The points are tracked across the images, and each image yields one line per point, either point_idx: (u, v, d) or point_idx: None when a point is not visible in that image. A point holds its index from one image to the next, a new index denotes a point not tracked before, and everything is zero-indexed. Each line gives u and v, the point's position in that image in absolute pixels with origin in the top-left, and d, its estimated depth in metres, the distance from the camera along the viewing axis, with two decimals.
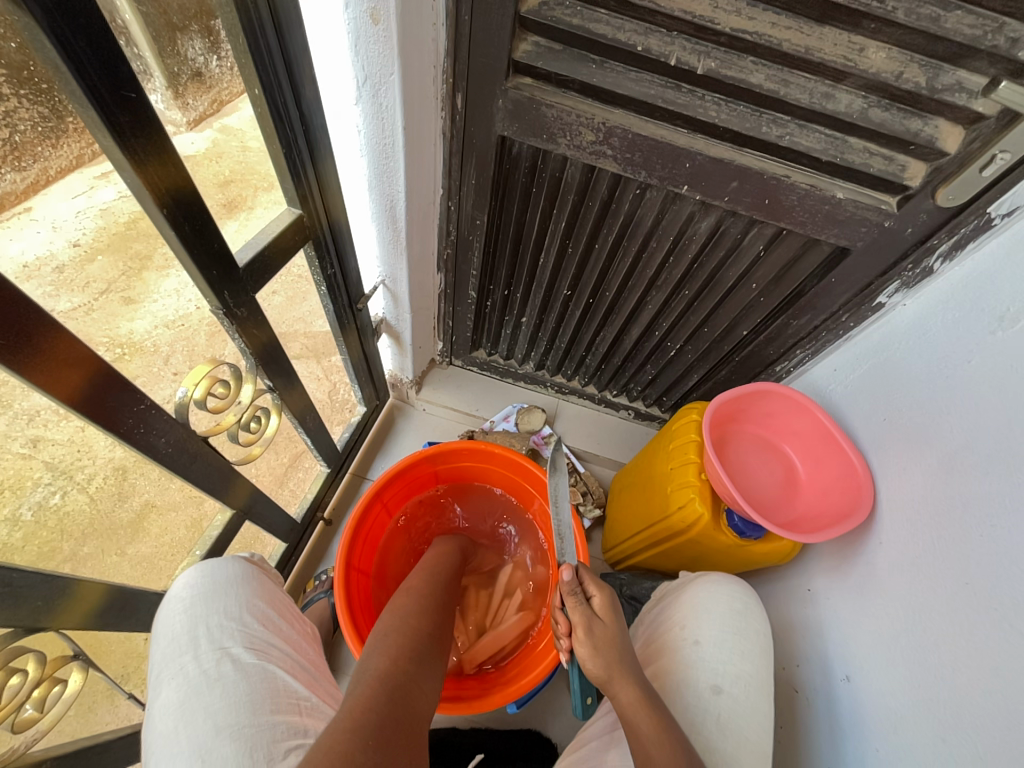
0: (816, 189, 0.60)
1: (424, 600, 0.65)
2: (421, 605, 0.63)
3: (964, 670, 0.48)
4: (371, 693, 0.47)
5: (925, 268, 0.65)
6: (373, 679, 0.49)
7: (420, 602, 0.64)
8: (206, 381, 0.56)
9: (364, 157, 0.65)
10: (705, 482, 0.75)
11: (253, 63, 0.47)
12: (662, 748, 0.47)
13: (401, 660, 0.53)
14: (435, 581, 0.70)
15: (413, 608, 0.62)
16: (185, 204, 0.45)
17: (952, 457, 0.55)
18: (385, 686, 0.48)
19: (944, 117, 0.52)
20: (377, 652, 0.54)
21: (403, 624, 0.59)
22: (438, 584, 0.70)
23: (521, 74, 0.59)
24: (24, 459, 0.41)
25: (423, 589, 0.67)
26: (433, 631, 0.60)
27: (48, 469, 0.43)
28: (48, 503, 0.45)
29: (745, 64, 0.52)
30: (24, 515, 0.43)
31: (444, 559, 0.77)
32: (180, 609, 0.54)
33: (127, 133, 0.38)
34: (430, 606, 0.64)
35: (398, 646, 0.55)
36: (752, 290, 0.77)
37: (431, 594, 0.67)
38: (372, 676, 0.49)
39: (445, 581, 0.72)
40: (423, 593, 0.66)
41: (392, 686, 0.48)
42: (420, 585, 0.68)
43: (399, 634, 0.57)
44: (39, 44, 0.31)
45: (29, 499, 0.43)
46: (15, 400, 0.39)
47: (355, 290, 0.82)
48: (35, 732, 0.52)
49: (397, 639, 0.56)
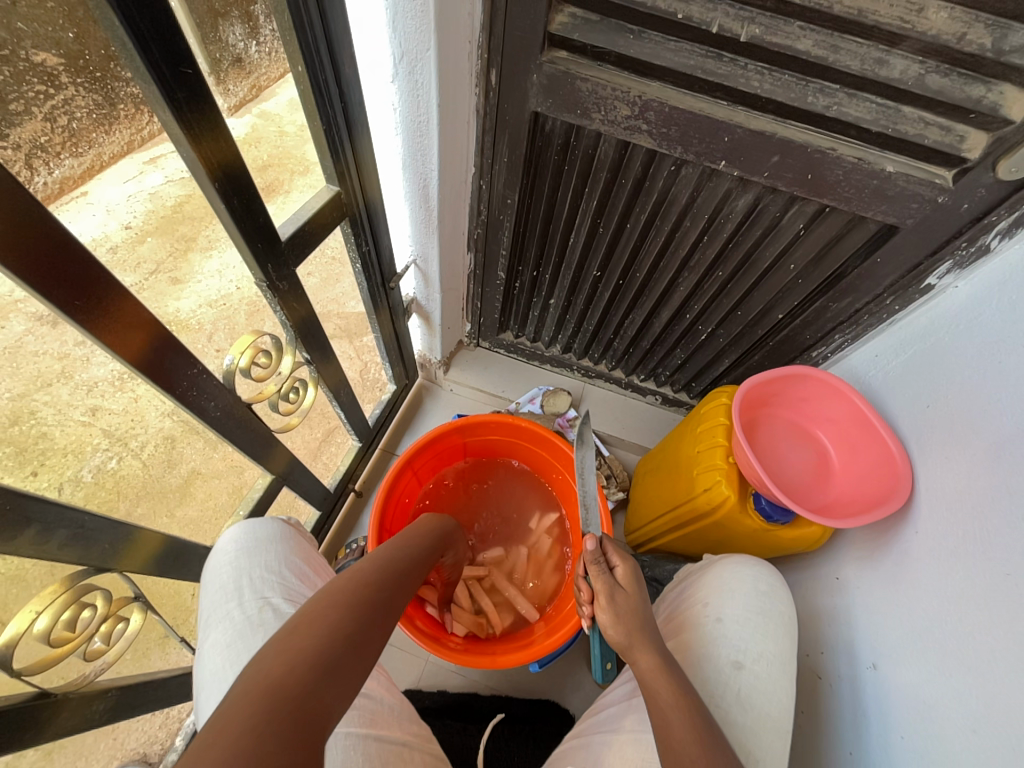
0: (863, 162, 0.57)
1: (370, 584, 0.49)
2: (361, 590, 0.47)
3: (1002, 662, 0.46)
4: (228, 730, 0.32)
5: (981, 246, 0.62)
6: (242, 703, 0.34)
7: (361, 578, 0.49)
8: (250, 350, 0.60)
9: (400, 134, 0.66)
10: (733, 465, 0.74)
11: (297, 38, 0.48)
12: (678, 710, 0.49)
13: (300, 670, 0.37)
14: (387, 565, 0.54)
15: (352, 582, 0.48)
16: (234, 178, 0.47)
17: (1001, 445, 0.53)
18: (261, 715, 0.33)
19: (1010, 81, 0.49)
20: (271, 651, 0.38)
21: (323, 612, 0.43)
22: (393, 571, 0.53)
23: (556, 47, 0.59)
24: (85, 425, 0.45)
25: (369, 573, 0.51)
26: (367, 625, 0.44)
27: (105, 436, 0.48)
28: (106, 466, 0.50)
29: (792, 30, 0.50)
30: (86, 476, 0.48)
31: (410, 544, 0.61)
32: (227, 560, 0.58)
33: (185, 108, 0.40)
34: (373, 593, 0.48)
35: (305, 648, 0.39)
36: (790, 270, 0.75)
37: (375, 580, 0.50)
38: (243, 697, 0.34)
39: (403, 569, 0.55)
40: (367, 578, 0.50)
41: (275, 715, 0.33)
42: (368, 567, 0.52)
43: (314, 628, 0.41)
44: (108, 22, 0.33)
45: (90, 462, 0.48)
46: (77, 371, 0.42)
47: (388, 268, 0.84)
48: (102, 662, 0.58)
49: (308, 634, 0.40)
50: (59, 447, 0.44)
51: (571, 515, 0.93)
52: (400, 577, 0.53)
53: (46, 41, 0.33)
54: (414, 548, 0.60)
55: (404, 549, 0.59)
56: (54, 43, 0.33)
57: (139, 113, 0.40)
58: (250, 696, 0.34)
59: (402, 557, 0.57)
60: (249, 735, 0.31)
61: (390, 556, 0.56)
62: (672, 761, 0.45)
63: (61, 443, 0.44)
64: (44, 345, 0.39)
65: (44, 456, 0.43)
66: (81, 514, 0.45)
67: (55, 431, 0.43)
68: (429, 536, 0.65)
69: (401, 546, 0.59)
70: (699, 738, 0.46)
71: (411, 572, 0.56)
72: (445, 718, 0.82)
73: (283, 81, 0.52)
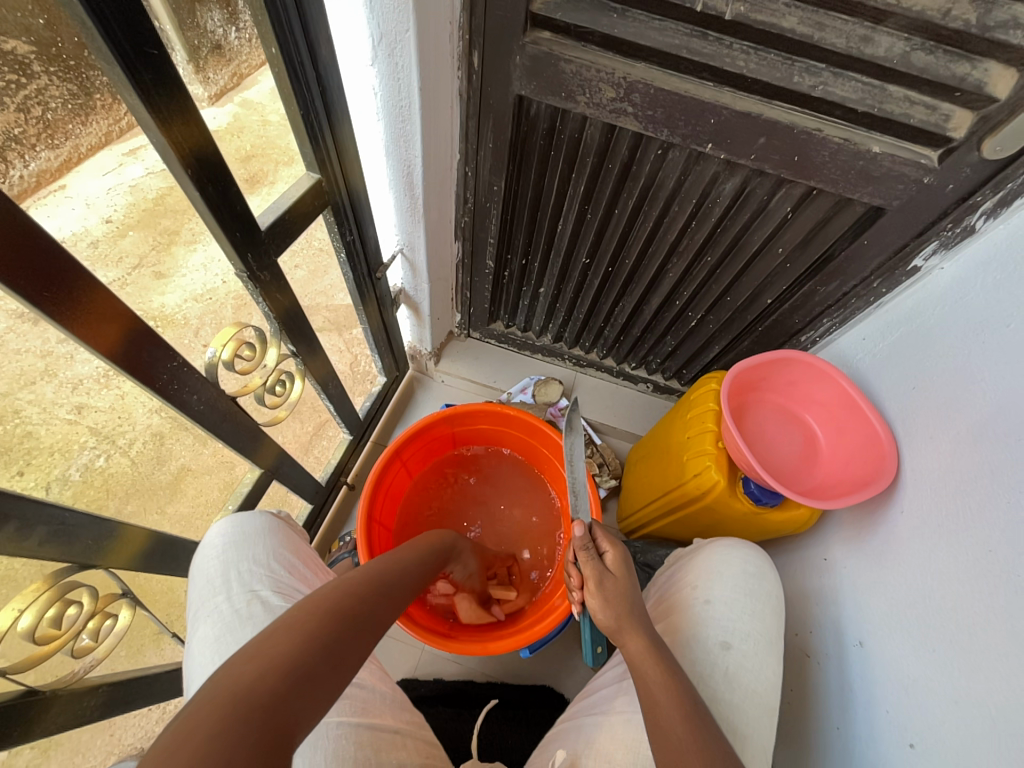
0: (850, 143, 0.57)
1: (355, 596, 0.48)
2: (343, 600, 0.46)
3: (982, 634, 0.47)
4: (197, 726, 0.31)
5: (966, 226, 0.62)
6: (213, 700, 0.33)
7: (348, 587, 0.49)
8: (233, 342, 0.59)
9: (382, 120, 0.65)
10: (722, 450, 0.74)
11: (269, 20, 0.46)
12: (668, 690, 0.49)
13: (268, 677, 0.36)
14: (377, 581, 0.52)
15: (340, 591, 0.48)
16: (208, 164, 0.46)
17: (983, 424, 0.53)
18: (234, 715, 0.33)
19: (995, 59, 0.48)
20: (240, 658, 0.38)
21: (298, 620, 0.42)
22: (385, 582, 0.53)
23: (539, 28, 0.57)
24: (71, 424, 0.45)
25: (354, 585, 0.49)
26: (345, 636, 0.43)
27: (91, 434, 0.47)
28: (94, 464, 0.49)
29: (777, 7, 0.49)
30: (73, 475, 0.47)
31: (401, 559, 0.59)
32: (214, 555, 0.58)
33: (153, 92, 0.38)
34: (353, 606, 0.47)
35: (274, 654, 0.38)
36: (778, 254, 0.74)
37: (362, 594, 0.49)
38: (213, 696, 0.34)
39: (394, 588, 0.53)
40: (352, 588, 0.49)
41: (248, 717, 0.33)
42: (360, 578, 0.51)
43: (292, 635, 0.40)
44: (67, 2, 0.32)
45: (77, 461, 0.47)
46: (60, 369, 0.42)
47: (374, 258, 0.83)
48: (91, 659, 0.57)
49: (284, 640, 0.40)
50: (45, 446, 0.43)
51: (562, 503, 0.94)
52: (390, 595, 0.52)
53: (16, 28, 0.32)
54: (406, 562, 0.59)
55: (398, 563, 0.58)
56: (24, 30, 0.32)
57: (116, 103, 0.39)
58: (217, 698, 0.34)
59: (396, 571, 0.56)
60: (221, 732, 0.31)
61: (387, 570, 0.55)
62: (661, 740, 0.46)
63: (47, 443, 0.43)
64: (25, 343, 0.39)
65: (30, 455, 0.42)
66: (62, 511, 0.44)
67: (41, 429, 0.42)
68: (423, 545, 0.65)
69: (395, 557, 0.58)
70: (686, 717, 0.47)
71: (407, 588, 0.56)
72: (442, 705, 0.84)
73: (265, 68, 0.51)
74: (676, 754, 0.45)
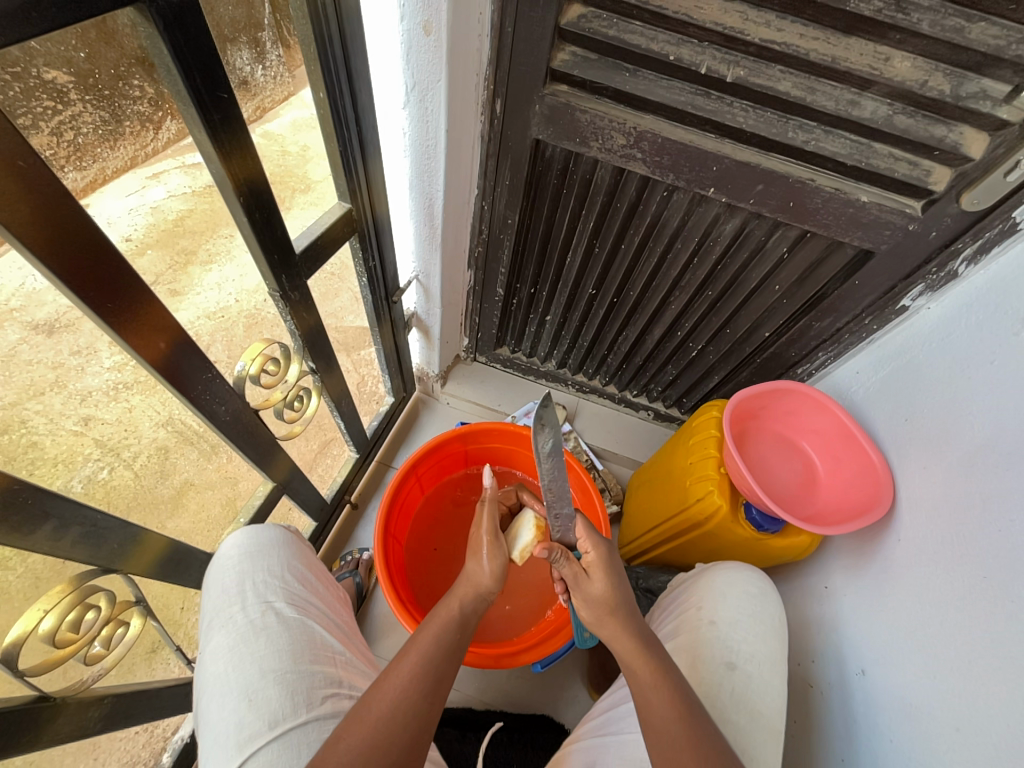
0: (840, 192, 0.62)
1: (426, 657, 0.52)
2: (412, 667, 0.51)
3: (978, 664, 0.49)
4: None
5: (950, 271, 0.66)
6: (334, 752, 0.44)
7: (430, 645, 0.53)
8: (261, 358, 0.62)
9: (408, 157, 0.70)
10: (725, 476, 0.76)
11: (321, 69, 0.52)
12: (658, 688, 0.51)
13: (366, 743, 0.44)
14: (447, 637, 0.55)
15: (424, 648, 0.53)
16: (257, 194, 0.50)
17: (973, 455, 0.56)
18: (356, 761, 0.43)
19: (969, 124, 0.54)
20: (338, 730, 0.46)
21: (376, 696, 0.48)
22: (449, 641, 0.55)
23: (557, 81, 0.63)
24: (77, 435, 0.45)
25: (428, 644, 0.53)
26: (426, 693, 0.49)
27: (96, 446, 0.47)
28: (97, 476, 0.48)
29: (773, 73, 0.55)
30: (77, 487, 0.47)
31: (433, 629, 0.55)
32: (230, 565, 0.58)
33: (218, 129, 0.43)
34: (434, 665, 0.52)
35: (367, 724, 0.45)
36: (775, 291, 0.79)
37: (381, 738, 0.45)
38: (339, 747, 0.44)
39: (421, 709, 0.48)
40: (419, 649, 0.53)
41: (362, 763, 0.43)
42: (438, 631, 0.55)
43: (385, 697, 0.48)
44: (157, 50, 0.36)
45: (81, 473, 0.47)
46: (70, 380, 0.42)
47: (392, 283, 0.87)
48: (99, 669, 0.57)
49: (378, 702, 0.47)
50: (50, 457, 0.43)
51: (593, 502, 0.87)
52: (418, 715, 0.48)
53: (58, 59, 0.32)
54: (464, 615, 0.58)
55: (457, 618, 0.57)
56: (66, 61, 0.33)
57: (144, 130, 0.40)
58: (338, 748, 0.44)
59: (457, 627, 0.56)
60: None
61: (445, 632, 0.55)
62: (659, 744, 0.48)
63: (52, 453, 0.43)
64: (38, 354, 0.39)
65: (34, 465, 0.42)
66: (94, 513, 0.46)
67: (46, 439, 0.42)
68: (450, 614, 0.57)
69: (424, 648, 0.53)
70: (680, 716, 0.49)
71: (461, 642, 0.56)
72: (443, 726, 0.82)
73: (287, 102, 0.54)
74: (670, 754, 0.47)
